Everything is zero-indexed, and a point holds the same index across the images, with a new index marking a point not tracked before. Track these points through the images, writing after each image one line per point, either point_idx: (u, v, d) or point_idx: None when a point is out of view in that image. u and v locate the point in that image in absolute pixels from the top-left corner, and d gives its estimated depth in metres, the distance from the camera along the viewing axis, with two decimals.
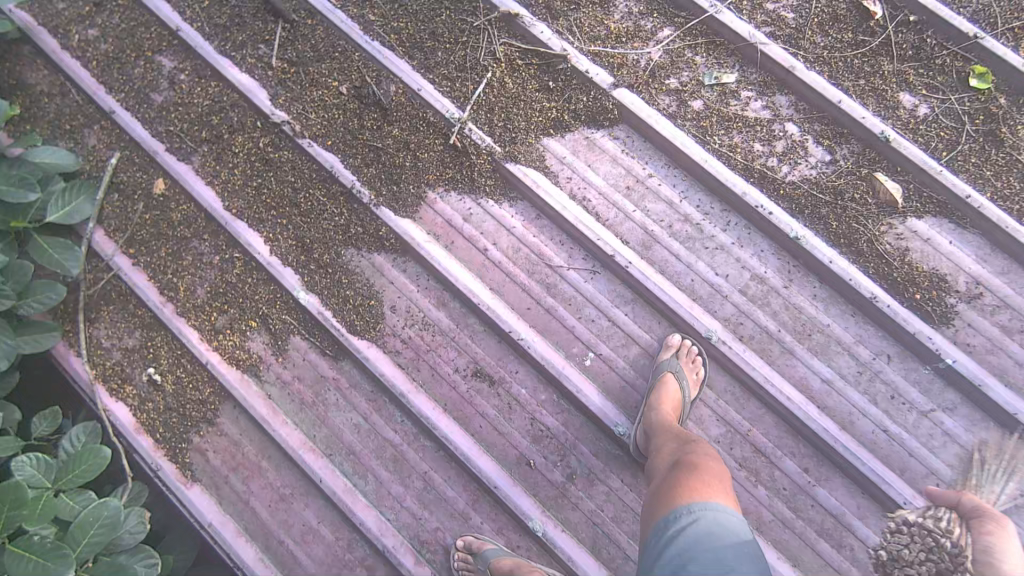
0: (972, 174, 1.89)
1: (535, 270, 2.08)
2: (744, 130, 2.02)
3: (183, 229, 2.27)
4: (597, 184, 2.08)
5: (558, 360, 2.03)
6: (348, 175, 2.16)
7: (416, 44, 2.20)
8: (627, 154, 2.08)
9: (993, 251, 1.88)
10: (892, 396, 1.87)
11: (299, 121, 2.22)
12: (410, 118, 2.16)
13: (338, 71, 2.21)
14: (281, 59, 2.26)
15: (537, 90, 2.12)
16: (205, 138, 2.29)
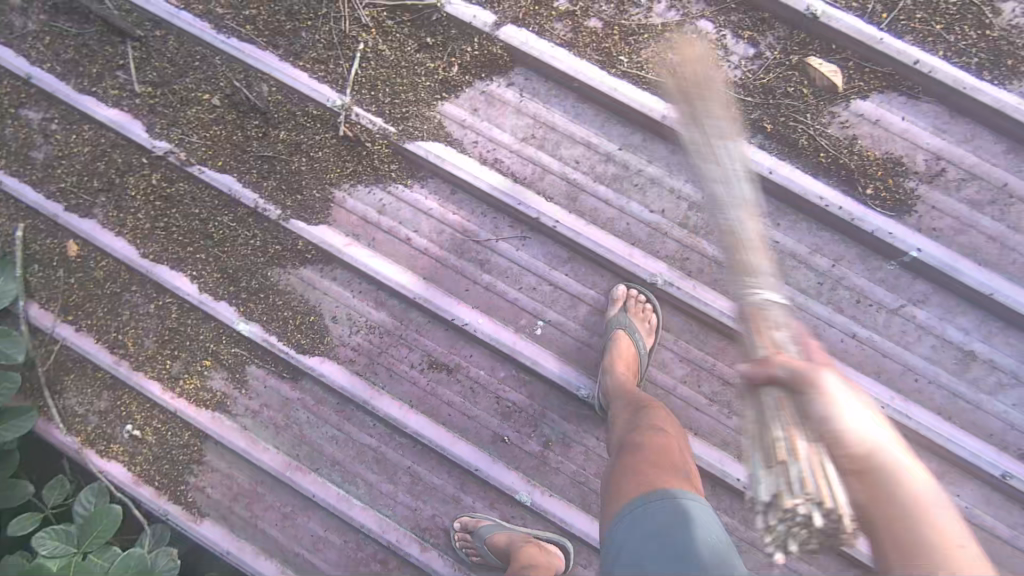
0: (920, 32, 1.63)
1: (464, 250, 1.95)
2: (652, 42, 1.77)
3: (111, 285, 2.23)
4: (506, 141, 1.88)
5: (509, 336, 1.93)
6: (249, 194, 2.04)
7: (276, 29, 1.97)
8: (529, 100, 1.87)
9: (951, 118, 1.65)
10: (857, 300, 1.73)
11: (183, 147, 2.08)
12: (292, 117, 1.98)
13: (203, 82, 2.03)
14: (144, 82, 2.08)
15: (417, 51, 1.88)
16: (99, 188, 2.17)
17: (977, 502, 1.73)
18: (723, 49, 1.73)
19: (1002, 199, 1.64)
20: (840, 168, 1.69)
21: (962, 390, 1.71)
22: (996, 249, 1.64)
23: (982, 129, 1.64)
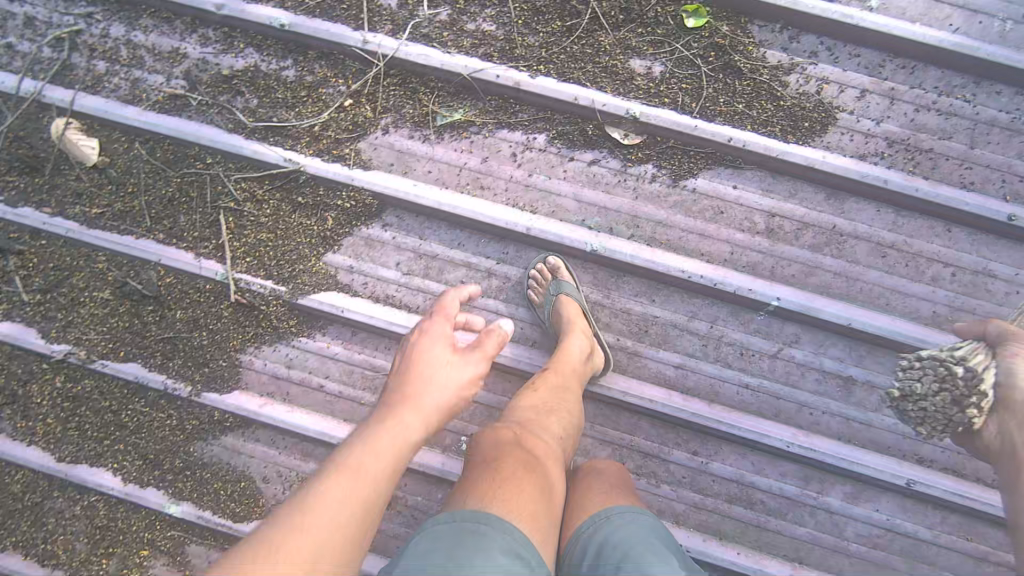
0: (726, 114, 1.82)
1: (376, 385, 2.01)
2: (503, 164, 1.91)
3: (31, 495, 2.18)
4: (393, 277, 1.98)
5: (437, 459, 1.98)
6: (156, 377, 2.06)
7: (153, 218, 2.03)
8: (406, 235, 1.97)
9: (774, 178, 1.83)
10: (740, 352, 1.87)
11: (83, 345, 2.10)
12: (185, 296, 2.04)
13: (91, 280, 2.08)
14: (32, 291, 2.11)
15: (292, 212, 1.98)
16: (3, 401, 2.15)
17: (896, 513, 1.84)
18: (564, 158, 1.89)
19: (835, 239, 1.82)
20: (693, 241, 1.86)
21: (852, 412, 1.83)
22: (843, 283, 1.82)
23: (802, 184, 1.83)
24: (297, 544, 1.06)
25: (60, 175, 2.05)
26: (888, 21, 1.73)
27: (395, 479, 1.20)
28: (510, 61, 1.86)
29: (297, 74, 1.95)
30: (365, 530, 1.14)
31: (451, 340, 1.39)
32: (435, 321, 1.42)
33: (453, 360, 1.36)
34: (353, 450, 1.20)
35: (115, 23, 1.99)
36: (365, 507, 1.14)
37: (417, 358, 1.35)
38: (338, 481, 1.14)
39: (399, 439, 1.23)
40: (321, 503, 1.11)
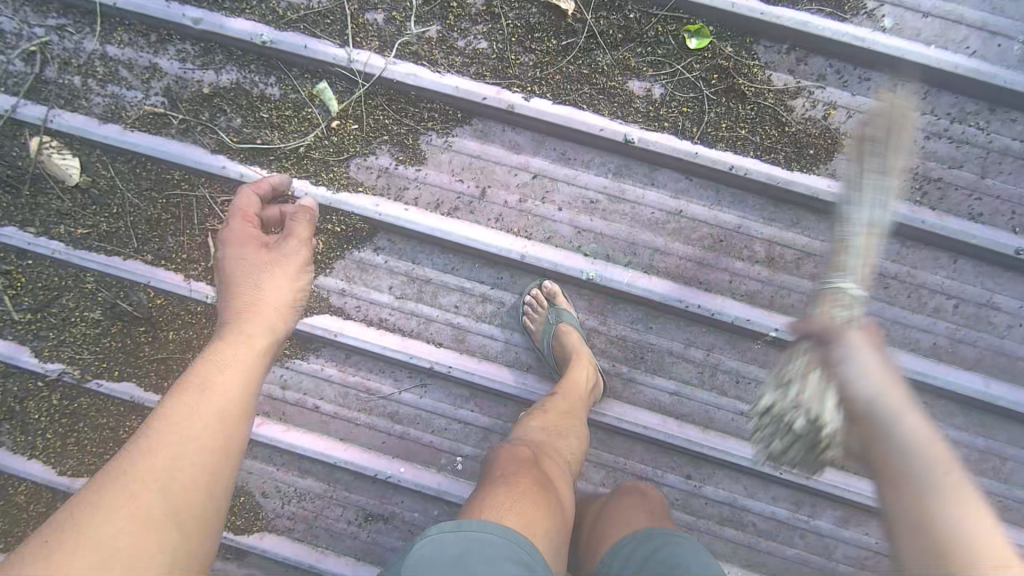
0: (728, 139, 1.75)
1: (372, 407, 2.01)
2: (496, 187, 1.86)
3: (34, 506, 2.20)
4: (386, 301, 1.95)
5: (433, 479, 2.00)
6: (152, 397, 2.07)
7: (140, 238, 1.99)
8: (399, 259, 1.93)
9: (776, 206, 1.78)
10: (735, 380, 1.87)
11: (77, 364, 2.09)
12: (178, 317, 2.02)
13: (81, 299, 2.05)
14: (21, 310, 2.08)
15: None
16: (0, 416, 2.15)
17: (881, 534, 1.90)
18: (560, 182, 1.83)
19: None
20: (691, 269, 1.82)
21: None
22: None
23: (805, 212, 1.78)
24: (104, 538, 1.04)
25: (44, 196, 1.99)
26: (903, 43, 1.65)
27: (224, 446, 1.21)
28: (502, 80, 1.79)
29: (280, 92, 1.87)
30: (206, 510, 1.15)
31: (275, 305, 1.48)
32: (250, 279, 1.48)
33: (269, 328, 1.44)
34: (159, 428, 1.18)
35: (88, 37, 1.90)
36: (195, 476, 1.15)
37: (236, 336, 1.39)
38: (153, 465, 1.12)
39: (211, 405, 1.24)
40: (141, 488, 1.10)
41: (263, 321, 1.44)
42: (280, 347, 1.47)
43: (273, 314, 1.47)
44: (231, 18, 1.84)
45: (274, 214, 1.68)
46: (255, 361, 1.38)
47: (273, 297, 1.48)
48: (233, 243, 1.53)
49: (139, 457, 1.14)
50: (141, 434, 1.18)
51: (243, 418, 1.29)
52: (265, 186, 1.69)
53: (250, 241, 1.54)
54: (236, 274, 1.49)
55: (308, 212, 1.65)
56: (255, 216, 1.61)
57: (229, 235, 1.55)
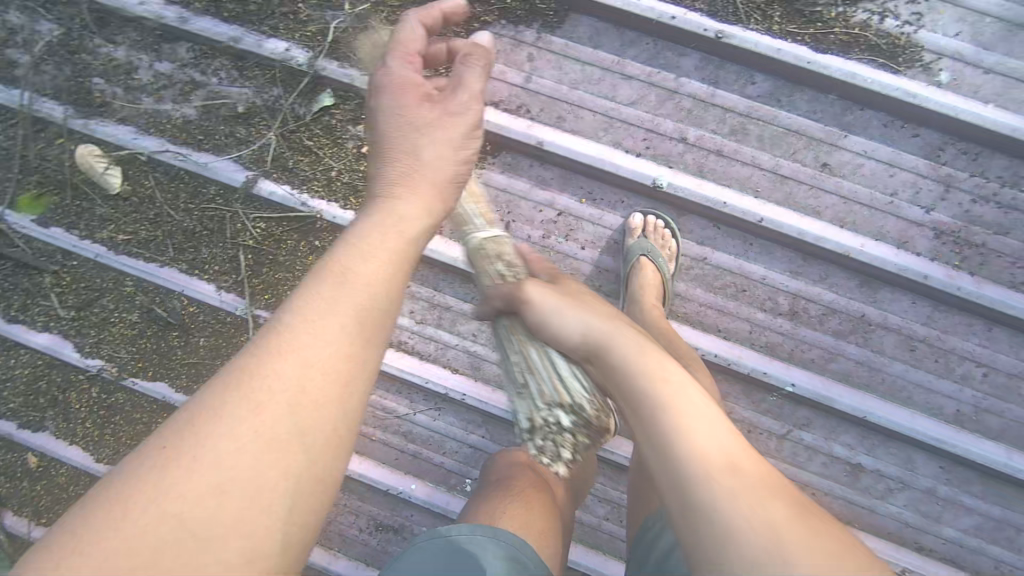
0: (758, 188, 1.70)
1: (387, 425, 2.06)
2: (518, 220, 1.84)
3: (73, 487, 2.33)
4: (406, 324, 1.97)
5: (441, 497, 2.05)
6: (182, 397, 2.17)
7: (175, 247, 2.05)
8: (421, 285, 1.94)
9: (806, 260, 1.72)
10: (750, 430, 1.83)
11: (114, 362, 2.19)
12: (207, 325, 2.09)
13: (120, 301, 2.14)
14: (66, 306, 2.18)
15: (311, 255, 1.98)
16: (46, 403, 2.27)
17: None
18: (585, 220, 1.81)
19: (862, 328, 1.72)
20: (712, 316, 1.79)
21: (859, 500, 1.81)
22: (867, 373, 1.74)
23: (836, 267, 1.72)
24: (224, 454, 0.88)
25: (88, 202, 2.07)
26: (960, 102, 1.56)
27: (363, 349, 0.99)
28: (530, 114, 1.77)
29: (313, 113, 1.90)
30: (342, 424, 0.96)
31: (432, 180, 1.19)
32: (409, 138, 1.20)
33: (428, 208, 1.17)
34: (288, 325, 0.97)
35: (135, 51, 1.97)
36: (325, 394, 0.94)
37: (385, 213, 1.13)
38: (274, 377, 0.93)
39: (348, 303, 1.00)
40: (268, 403, 0.91)
41: (420, 197, 1.17)
42: (438, 230, 1.19)
43: (433, 191, 1.18)
44: (271, 38, 1.88)
45: (440, 51, 1.40)
46: (407, 248, 1.11)
47: (432, 168, 1.20)
48: (388, 89, 1.23)
49: (262, 360, 0.94)
50: (267, 332, 0.98)
51: (386, 314, 1.04)
52: (435, 13, 1.30)
53: (410, 88, 1.24)
54: (397, 131, 1.21)
55: (484, 52, 1.31)
56: (419, 58, 1.28)
57: (391, 78, 1.23)
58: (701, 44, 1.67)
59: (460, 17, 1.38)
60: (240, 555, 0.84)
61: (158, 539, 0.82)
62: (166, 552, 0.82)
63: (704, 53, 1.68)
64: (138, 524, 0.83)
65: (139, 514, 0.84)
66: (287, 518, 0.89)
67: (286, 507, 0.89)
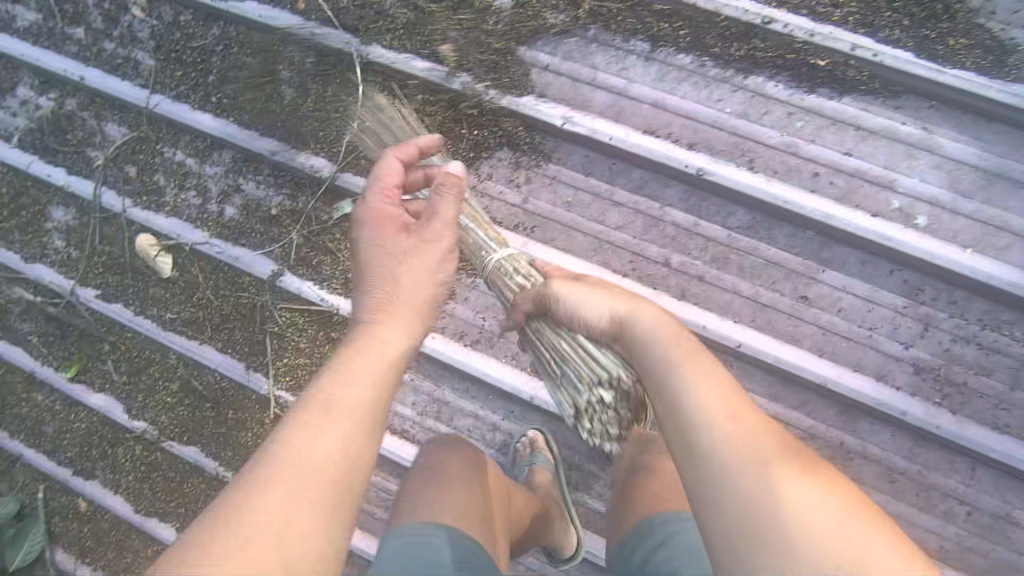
0: (738, 314, 1.76)
1: (387, 506, 2.18)
2: (512, 327, 1.97)
3: (114, 534, 2.55)
4: (409, 414, 2.12)
5: None
6: (211, 463, 2.38)
7: (214, 329, 2.30)
8: (423, 380, 2.09)
9: (785, 386, 1.76)
10: None
11: (156, 425, 2.43)
12: (236, 400, 2.31)
13: (165, 372, 2.39)
14: (120, 372, 2.45)
15: (328, 345, 2.17)
16: (99, 457, 2.52)
17: None
18: None
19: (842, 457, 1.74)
20: None
21: None
22: None
23: (815, 395, 1.74)
24: (224, 575, 1.01)
25: (144, 283, 2.35)
26: (935, 246, 1.59)
27: (350, 467, 1.18)
28: (526, 232, 1.91)
29: (335, 218, 2.11)
30: (330, 537, 1.11)
31: (411, 305, 1.41)
32: (389, 265, 1.43)
33: (407, 330, 1.40)
34: (286, 441, 1.17)
35: (190, 156, 2.24)
36: (320, 496, 1.13)
37: (366, 340, 1.35)
38: (278, 485, 1.11)
39: (341, 415, 1.22)
40: (261, 529, 1.06)
41: (400, 320, 1.40)
42: (417, 349, 1.42)
43: (412, 313, 1.41)
44: (301, 152, 2.10)
45: (418, 177, 1.66)
46: (391, 365, 1.34)
47: (410, 292, 1.42)
48: (370, 222, 1.47)
49: (263, 472, 1.13)
50: (268, 448, 1.18)
51: (372, 431, 1.26)
52: (411, 149, 1.56)
53: (390, 219, 1.48)
54: (377, 260, 1.44)
55: (458, 181, 1.51)
56: (397, 189, 1.52)
57: (371, 211, 1.48)
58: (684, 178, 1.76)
59: (436, 148, 1.63)
60: None
61: None
62: None
63: (686, 186, 1.78)
64: None
65: None
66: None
67: None
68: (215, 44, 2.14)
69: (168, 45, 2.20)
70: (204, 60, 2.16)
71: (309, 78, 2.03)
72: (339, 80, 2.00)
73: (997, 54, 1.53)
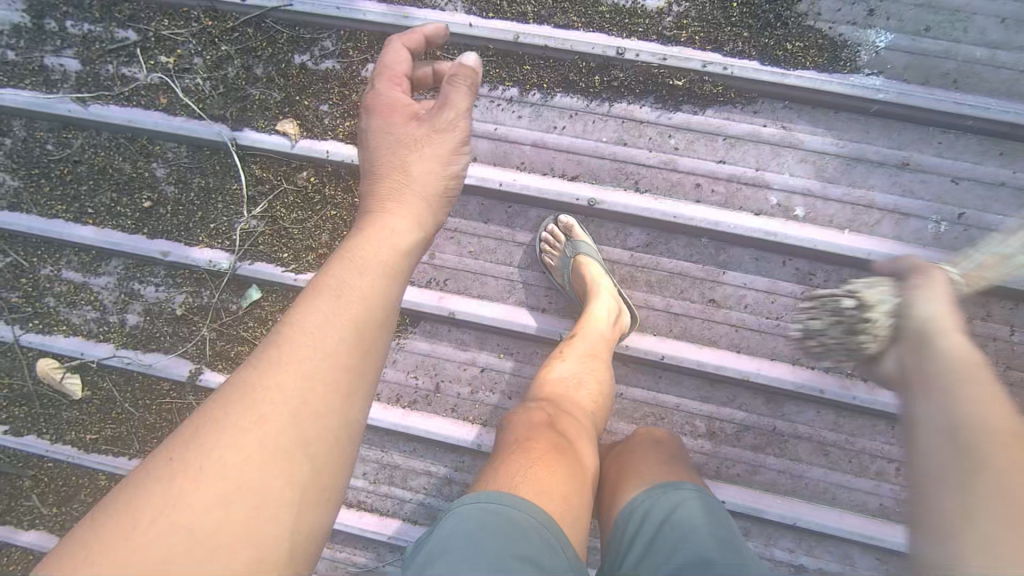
0: (654, 329, 1.84)
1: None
2: (448, 380, 1.99)
3: None
4: (364, 484, 2.10)
5: None
6: None
7: (143, 441, 2.20)
8: (370, 449, 2.07)
9: (712, 385, 1.85)
10: None
11: None
12: None
13: (99, 495, 2.27)
14: (49, 505, 2.29)
15: None
16: None
17: None
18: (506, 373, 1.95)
19: (775, 439, 1.84)
20: None
21: None
22: (788, 479, 1.85)
23: (740, 388, 1.84)
24: (224, 469, 0.93)
25: (56, 409, 2.23)
26: (816, 234, 1.71)
27: (365, 360, 1.07)
28: (441, 287, 1.92)
29: (245, 307, 2.04)
30: (339, 436, 1.02)
31: (424, 185, 1.29)
32: (398, 154, 1.30)
33: (416, 218, 1.26)
34: (288, 338, 1.04)
35: (74, 270, 2.13)
36: (329, 398, 1.01)
37: (373, 227, 1.22)
38: (275, 391, 0.99)
39: (347, 315, 1.08)
40: (268, 416, 0.97)
41: (407, 210, 1.26)
42: (427, 241, 1.29)
43: (421, 204, 1.28)
44: (195, 246, 2.02)
45: (428, 72, 1.44)
46: (397, 259, 1.20)
47: (421, 181, 1.30)
48: (379, 110, 1.35)
49: (261, 376, 1.00)
50: (269, 346, 1.05)
51: (381, 328, 1.12)
52: (415, 36, 1.45)
53: (400, 110, 1.34)
54: (386, 147, 1.33)
55: (472, 74, 1.31)
56: (404, 78, 1.40)
57: (378, 99, 1.35)
58: (578, 210, 1.81)
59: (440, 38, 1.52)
60: (246, 561, 0.90)
61: (167, 547, 0.87)
62: (172, 558, 0.87)
63: (583, 216, 1.83)
64: (135, 540, 0.88)
65: (141, 532, 0.88)
66: (292, 526, 0.94)
67: (291, 518, 0.94)
68: (79, 152, 2.04)
69: (27, 163, 2.07)
70: (70, 171, 2.05)
71: (189, 172, 1.99)
72: (219, 170, 1.97)
73: (831, 50, 1.65)
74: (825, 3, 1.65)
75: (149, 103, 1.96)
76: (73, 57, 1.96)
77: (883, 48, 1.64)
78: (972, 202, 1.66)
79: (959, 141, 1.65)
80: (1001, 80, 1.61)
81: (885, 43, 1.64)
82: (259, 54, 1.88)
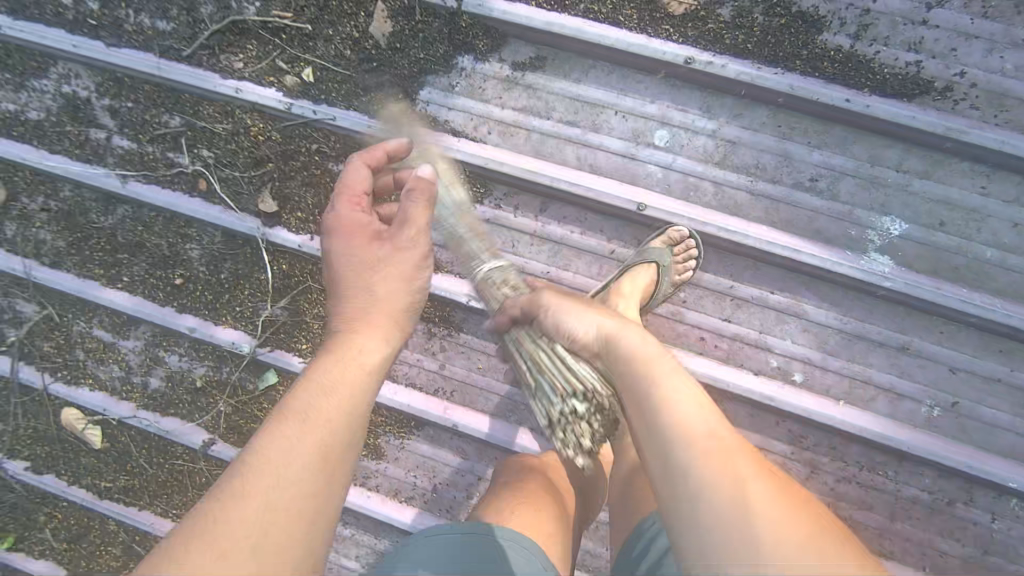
0: None
1: None
2: (442, 482, 2.06)
3: None
4: (352, 565, 2.17)
5: None
6: None
7: (152, 494, 2.31)
8: (364, 533, 2.14)
9: None
10: None
11: None
12: None
13: (105, 537, 2.36)
14: (60, 539, 2.39)
15: None
16: None
17: None
18: None
19: None
20: None
21: None
22: None
23: None
24: None
25: (74, 454, 2.33)
26: (812, 402, 1.75)
27: (328, 485, 1.10)
28: (446, 397, 2.00)
29: (260, 388, 2.16)
30: (299, 560, 1.04)
31: (387, 309, 1.28)
32: (364, 276, 1.28)
33: (386, 338, 1.27)
34: (255, 467, 1.07)
35: (105, 331, 2.26)
36: (292, 524, 1.04)
37: (346, 348, 1.24)
38: (239, 524, 1.00)
39: (311, 443, 1.11)
40: (230, 552, 0.98)
41: (379, 329, 1.27)
42: (396, 357, 1.30)
43: (388, 320, 1.28)
44: (220, 326, 2.14)
45: (389, 180, 1.59)
46: (368, 381, 1.23)
47: (387, 298, 1.28)
48: (340, 233, 1.30)
49: (229, 507, 1.02)
50: (234, 471, 1.07)
51: (346, 450, 1.15)
52: (378, 153, 1.42)
53: (359, 228, 1.31)
54: (353, 272, 1.29)
55: (428, 185, 1.34)
56: (366, 197, 1.34)
57: (340, 221, 1.31)
58: None
59: (406, 153, 1.49)
60: None
61: None
62: None
63: None
64: None
65: None
66: None
67: None
68: (119, 225, 2.16)
69: (71, 228, 2.19)
70: (109, 241, 2.17)
71: (220, 258, 2.10)
72: (249, 260, 2.07)
73: (844, 232, 1.71)
74: (844, 186, 1.70)
75: (188, 189, 2.07)
76: (124, 138, 2.09)
77: (896, 235, 1.68)
78: (966, 393, 1.71)
79: (959, 334, 1.70)
80: (1007, 281, 1.66)
81: (898, 232, 1.68)
82: (298, 158, 1.97)
